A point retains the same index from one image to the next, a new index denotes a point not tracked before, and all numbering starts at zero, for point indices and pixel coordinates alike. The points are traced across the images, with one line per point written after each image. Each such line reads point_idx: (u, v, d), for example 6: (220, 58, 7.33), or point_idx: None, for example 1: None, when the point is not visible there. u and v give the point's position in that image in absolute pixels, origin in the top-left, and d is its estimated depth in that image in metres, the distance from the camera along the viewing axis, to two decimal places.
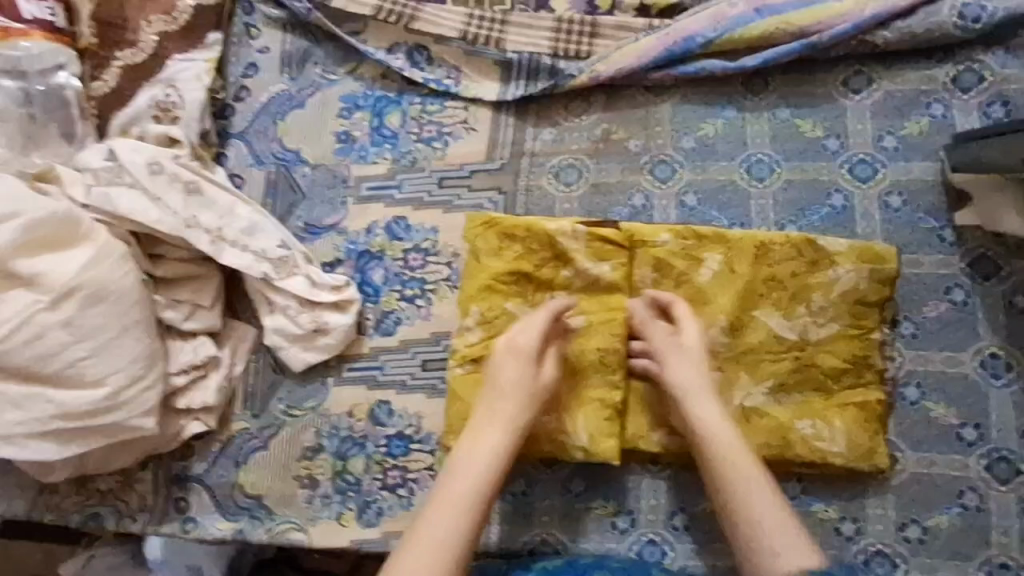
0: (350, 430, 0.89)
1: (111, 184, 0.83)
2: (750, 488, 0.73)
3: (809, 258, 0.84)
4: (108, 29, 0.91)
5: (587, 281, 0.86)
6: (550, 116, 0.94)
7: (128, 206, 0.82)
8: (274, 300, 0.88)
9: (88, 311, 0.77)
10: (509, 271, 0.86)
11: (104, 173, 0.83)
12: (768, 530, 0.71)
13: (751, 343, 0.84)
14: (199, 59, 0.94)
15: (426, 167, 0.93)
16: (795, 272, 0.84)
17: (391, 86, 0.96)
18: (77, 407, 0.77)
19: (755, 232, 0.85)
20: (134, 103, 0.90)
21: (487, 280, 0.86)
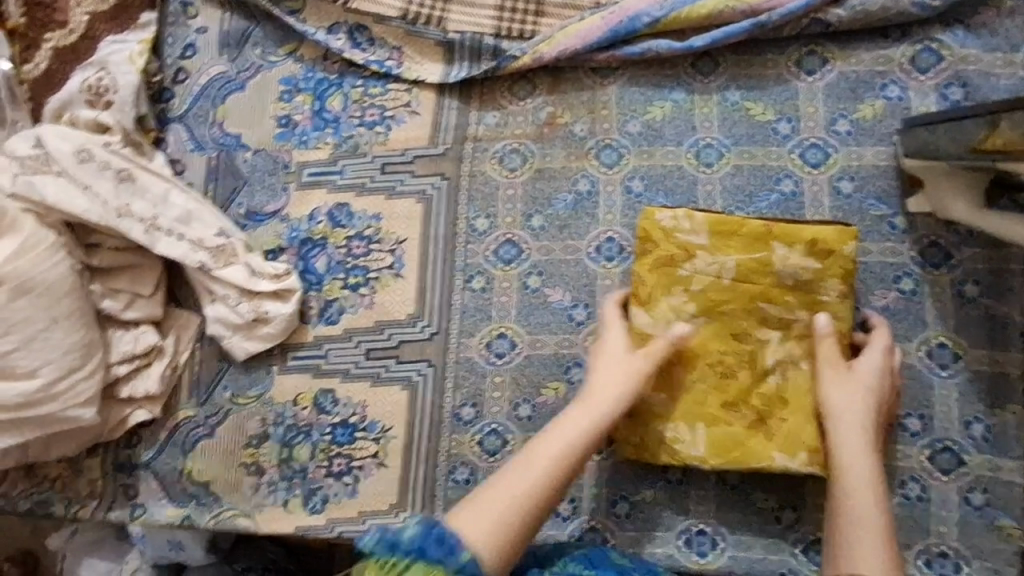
0: (295, 419, 0.90)
1: (36, 172, 0.80)
2: (869, 514, 0.65)
3: (818, 264, 0.77)
4: (37, 10, 0.91)
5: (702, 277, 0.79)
6: (494, 99, 0.91)
7: (53, 195, 0.79)
8: (214, 289, 0.87)
9: (16, 303, 0.76)
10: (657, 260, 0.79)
11: (31, 160, 0.80)
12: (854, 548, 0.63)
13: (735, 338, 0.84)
14: (133, 42, 0.92)
15: (368, 152, 0.91)
16: (808, 274, 0.77)
17: (333, 68, 0.93)
18: (9, 399, 0.76)
19: (748, 221, 0.78)
20: (66, 87, 0.89)
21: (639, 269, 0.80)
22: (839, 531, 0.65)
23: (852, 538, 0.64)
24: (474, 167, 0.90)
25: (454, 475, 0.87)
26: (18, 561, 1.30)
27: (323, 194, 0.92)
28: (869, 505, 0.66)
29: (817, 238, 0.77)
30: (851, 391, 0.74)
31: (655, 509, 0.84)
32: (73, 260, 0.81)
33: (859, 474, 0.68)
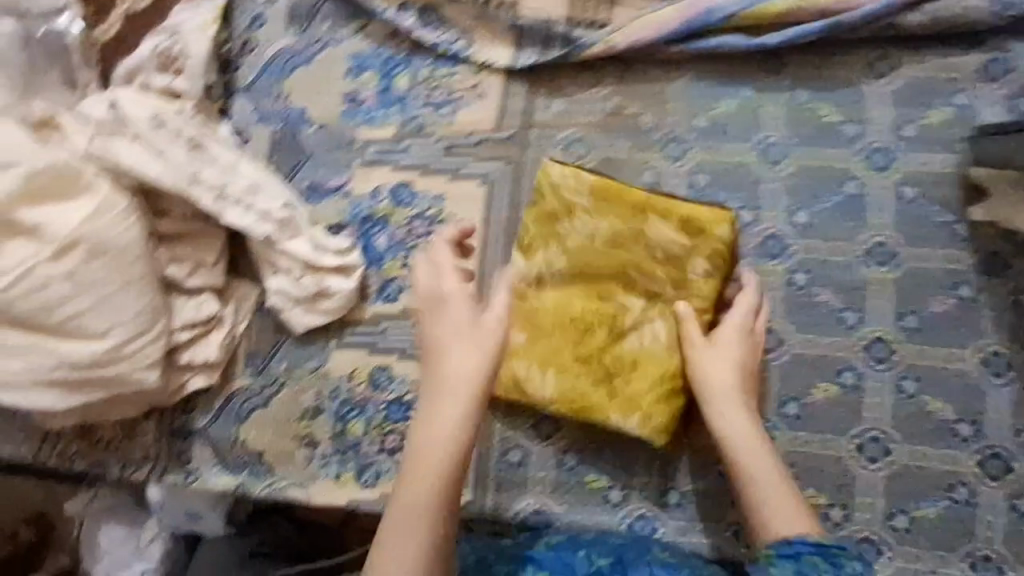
0: (350, 394, 0.90)
1: (113, 135, 0.80)
2: (769, 474, 0.70)
3: (688, 241, 0.79)
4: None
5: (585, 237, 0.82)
6: (560, 88, 0.90)
7: (130, 159, 0.79)
8: (277, 262, 0.87)
9: (91, 264, 0.76)
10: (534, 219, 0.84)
11: (107, 123, 0.80)
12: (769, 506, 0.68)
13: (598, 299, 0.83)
14: (204, 10, 0.91)
15: (434, 134, 0.91)
16: (614, 236, 0.81)
17: (401, 47, 0.93)
18: (80, 358, 0.77)
19: (677, 205, 0.80)
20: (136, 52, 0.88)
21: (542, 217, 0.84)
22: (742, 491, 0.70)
23: (766, 490, 0.69)
24: (540, 154, 0.90)
25: (507, 457, 0.89)
26: (32, 522, 1.35)
27: (386, 172, 0.91)
28: (749, 465, 0.71)
29: (692, 215, 0.79)
30: (721, 354, 0.77)
31: (705, 504, 0.86)
32: (144, 224, 0.81)
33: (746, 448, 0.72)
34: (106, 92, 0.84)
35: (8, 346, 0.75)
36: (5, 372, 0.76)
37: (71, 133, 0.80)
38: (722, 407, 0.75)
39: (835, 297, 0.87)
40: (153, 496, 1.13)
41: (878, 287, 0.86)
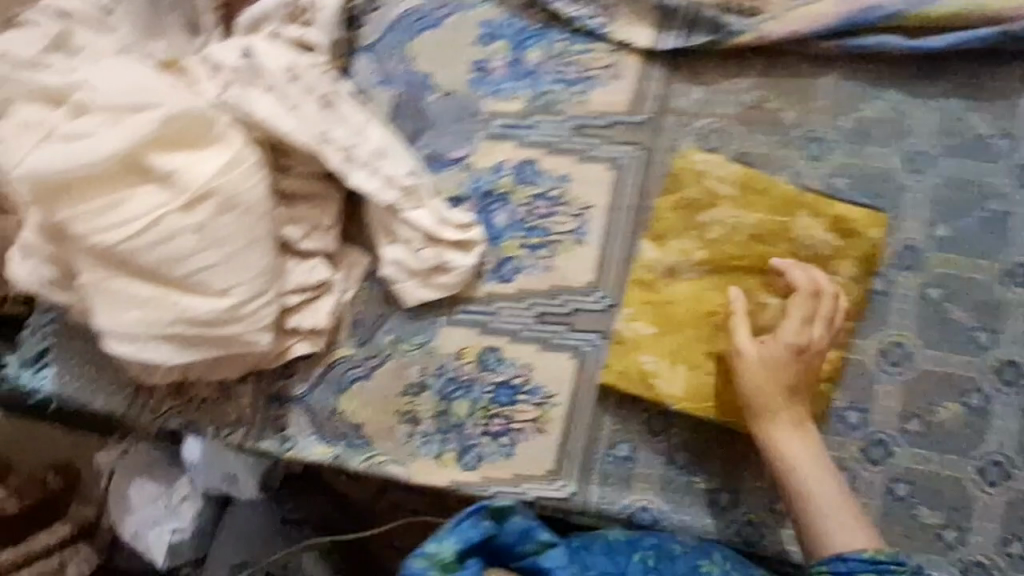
0: (457, 373, 0.87)
1: (246, 86, 0.76)
2: (826, 496, 0.72)
3: (838, 241, 0.78)
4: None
5: (728, 227, 0.80)
6: (702, 75, 0.87)
7: (264, 111, 0.75)
8: (396, 230, 0.84)
9: (221, 219, 0.72)
10: (674, 206, 0.82)
11: (238, 72, 0.76)
12: (830, 526, 0.71)
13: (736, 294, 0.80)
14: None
15: (564, 111, 0.87)
16: (759, 230, 0.80)
17: (537, 18, 0.89)
18: (201, 316, 0.74)
19: (829, 205, 0.79)
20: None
21: (686, 206, 0.82)
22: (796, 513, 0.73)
23: (826, 511, 0.72)
24: (675, 142, 0.86)
25: (614, 450, 0.86)
26: (59, 469, 1.42)
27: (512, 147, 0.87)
28: (798, 486, 0.73)
29: (846, 216, 0.79)
30: (761, 368, 0.75)
31: None
32: (269, 180, 0.76)
33: (798, 465, 0.73)
34: (236, 40, 0.80)
35: (130, 297, 0.72)
36: (122, 323, 0.73)
37: (201, 81, 0.77)
38: (769, 424, 0.75)
39: (969, 314, 0.83)
40: (194, 453, 1.20)
41: (1017, 309, 0.83)
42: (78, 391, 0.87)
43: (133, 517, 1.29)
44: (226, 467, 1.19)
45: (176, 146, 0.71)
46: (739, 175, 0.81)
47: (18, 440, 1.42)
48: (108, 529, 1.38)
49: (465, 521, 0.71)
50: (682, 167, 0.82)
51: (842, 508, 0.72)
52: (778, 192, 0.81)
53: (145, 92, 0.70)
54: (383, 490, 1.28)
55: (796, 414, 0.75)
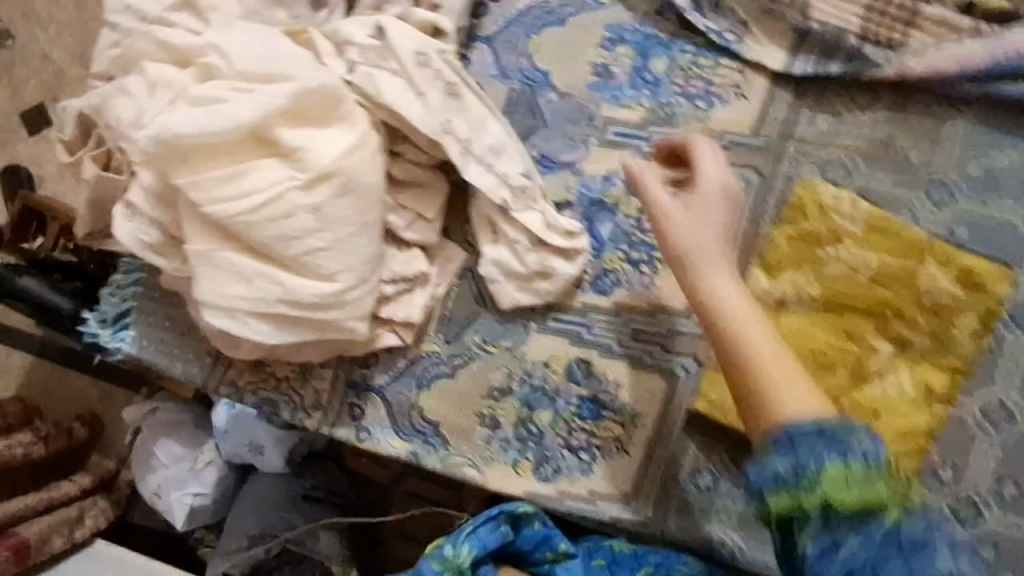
0: (544, 381, 0.85)
1: (376, 65, 0.75)
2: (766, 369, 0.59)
3: (960, 292, 0.76)
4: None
5: (848, 265, 0.78)
6: (831, 103, 0.84)
7: (390, 96, 0.73)
8: (501, 230, 0.81)
9: (338, 201, 0.69)
10: (791, 238, 0.80)
11: (370, 52, 0.75)
12: (774, 386, 0.58)
13: (847, 334, 0.78)
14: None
15: (682, 126, 0.84)
16: (880, 271, 0.77)
17: (665, 26, 0.85)
18: (305, 298, 0.71)
19: (955, 255, 0.77)
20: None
21: (804, 238, 0.79)
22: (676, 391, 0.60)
23: (770, 374, 0.59)
24: (797, 170, 0.83)
25: (696, 479, 0.84)
26: (86, 421, 1.42)
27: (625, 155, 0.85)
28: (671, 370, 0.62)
29: (973, 268, 0.76)
30: (703, 226, 0.69)
31: None
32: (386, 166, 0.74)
33: (735, 310, 0.63)
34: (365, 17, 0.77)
35: (236, 271, 0.70)
36: (227, 297, 0.70)
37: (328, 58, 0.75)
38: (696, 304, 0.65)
39: None
40: (221, 417, 1.17)
41: None
42: (156, 356, 0.86)
43: (155, 477, 1.23)
44: (250, 435, 1.17)
45: (304, 119, 0.69)
46: (865, 213, 0.78)
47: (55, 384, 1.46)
48: (127, 483, 1.39)
49: (484, 525, 0.83)
50: (805, 198, 0.80)
51: (781, 364, 0.59)
52: (903, 234, 0.78)
53: (276, 61, 0.68)
54: (404, 472, 1.27)
55: (731, 270, 0.66)
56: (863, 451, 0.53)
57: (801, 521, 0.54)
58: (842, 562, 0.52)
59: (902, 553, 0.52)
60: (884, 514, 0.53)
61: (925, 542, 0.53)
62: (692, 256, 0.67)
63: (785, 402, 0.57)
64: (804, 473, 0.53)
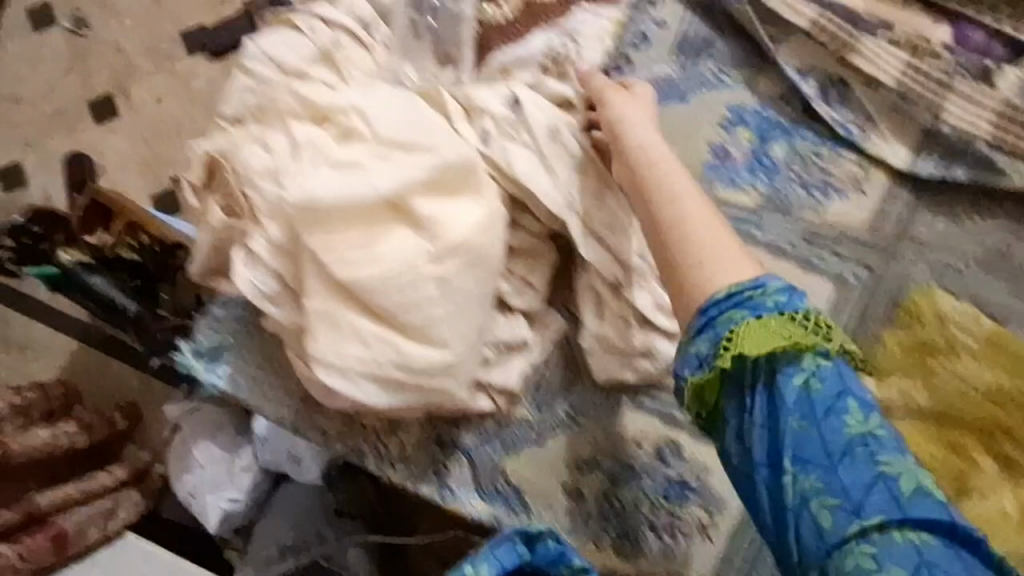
0: (631, 458, 0.85)
1: (507, 136, 0.75)
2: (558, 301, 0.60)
3: None
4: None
5: (962, 378, 0.76)
6: (951, 207, 0.82)
7: (525, 171, 0.74)
8: (608, 303, 0.81)
9: (464, 273, 0.69)
10: (903, 343, 0.79)
11: (503, 122, 0.75)
12: (711, 253, 0.59)
13: (953, 447, 0.75)
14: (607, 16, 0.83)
15: (797, 215, 0.83)
16: (995, 390, 0.75)
17: (788, 111, 0.85)
18: (420, 365, 0.71)
19: None
20: (526, 41, 0.82)
21: (916, 345, 0.78)
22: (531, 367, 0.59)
23: (690, 237, 0.61)
24: (912, 272, 0.81)
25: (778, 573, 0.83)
26: (125, 411, 1.32)
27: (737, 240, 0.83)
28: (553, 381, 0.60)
29: None
30: (642, 114, 0.73)
31: None
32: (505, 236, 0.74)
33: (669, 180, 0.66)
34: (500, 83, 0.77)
35: (355, 331, 0.70)
36: (344, 357, 0.70)
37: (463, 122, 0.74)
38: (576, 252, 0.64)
39: None
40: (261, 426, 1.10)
41: None
42: (248, 393, 0.86)
43: (189, 477, 1.12)
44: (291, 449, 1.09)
45: (437, 191, 0.69)
46: (982, 330, 0.77)
47: (94, 368, 1.36)
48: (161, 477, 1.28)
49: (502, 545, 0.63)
50: (922, 306, 0.80)
51: (711, 229, 0.61)
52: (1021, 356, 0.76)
53: (419, 132, 0.69)
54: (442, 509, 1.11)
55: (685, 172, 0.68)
56: (773, 299, 0.55)
57: (734, 380, 0.56)
58: (747, 425, 0.55)
59: (808, 418, 0.53)
60: (795, 372, 0.54)
61: (891, 445, 0.52)
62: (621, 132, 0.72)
63: (711, 269, 0.59)
64: (721, 343, 0.55)
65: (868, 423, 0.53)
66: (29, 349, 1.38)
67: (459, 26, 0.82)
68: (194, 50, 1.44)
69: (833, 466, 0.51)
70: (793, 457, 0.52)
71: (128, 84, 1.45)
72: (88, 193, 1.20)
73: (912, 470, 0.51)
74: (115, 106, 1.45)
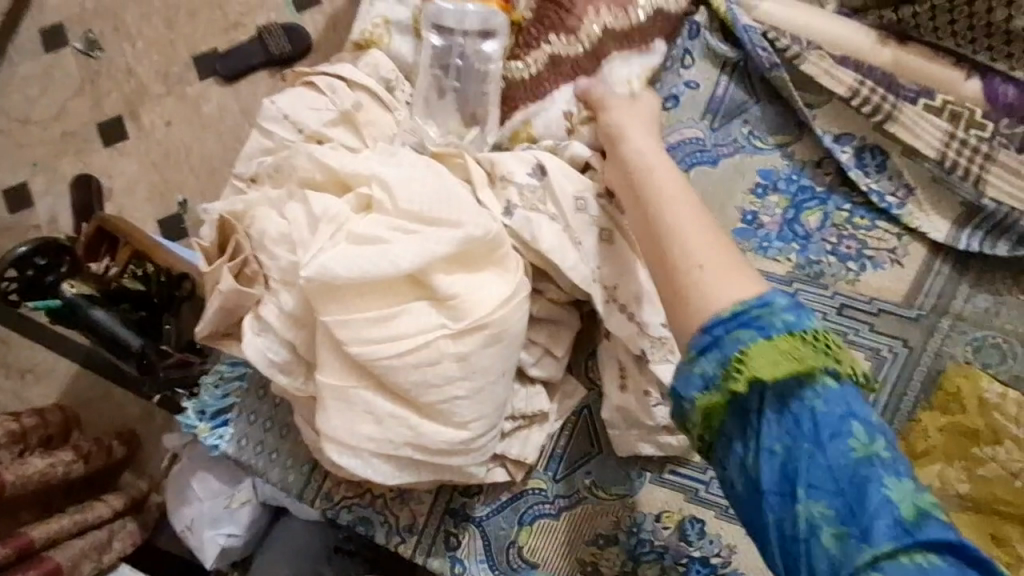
0: (653, 535, 0.81)
1: (533, 208, 0.74)
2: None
3: None
4: (550, 6, 0.84)
5: (1005, 469, 0.71)
6: (992, 282, 0.79)
7: (549, 242, 0.73)
8: (632, 375, 0.78)
9: (484, 351, 0.66)
10: (942, 428, 0.74)
11: (529, 192, 0.75)
12: (709, 264, 0.58)
13: (994, 538, 0.71)
14: (636, 66, 0.82)
15: (829, 286, 0.81)
16: None
17: (822, 178, 0.82)
18: (436, 445, 0.68)
19: None
20: (553, 96, 0.82)
21: (956, 430, 0.74)
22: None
23: (690, 250, 0.59)
24: (951, 352, 0.78)
25: None
26: (124, 439, 1.27)
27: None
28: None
29: None
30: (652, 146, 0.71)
31: None
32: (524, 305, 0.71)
33: (663, 193, 0.65)
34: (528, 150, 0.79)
35: (369, 410, 0.67)
36: (357, 436, 0.67)
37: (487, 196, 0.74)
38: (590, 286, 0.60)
39: None
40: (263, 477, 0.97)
41: None
42: (254, 456, 0.82)
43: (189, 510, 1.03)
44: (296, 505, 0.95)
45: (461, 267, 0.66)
46: None
47: (98, 394, 1.33)
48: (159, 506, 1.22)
49: None
50: (961, 387, 0.75)
51: (710, 242, 0.60)
52: None
53: (441, 201, 0.65)
54: None
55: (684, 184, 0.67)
56: (781, 319, 0.52)
57: (741, 404, 0.51)
58: (755, 453, 0.50)
59: (814, 440, 0.48)
60: (805, 389, 0.50)
61: (895, 468, 0.47)
62: (622, 144, 0.72)
63: (712, 281, 0.56)
64: (730, 364, 0.51)
65: (874, 448, 0.48)
66: (30, 374, 1.34)
67: (486, 88, 0.85)
68: (205, 76, 1.41)
69: (842, 492, 0.46)
70: (806, 485, 0.47)
71: (139, 108, 1.42)
72: (95, 222, 1.22)
73: (919, 495, 0.46)
74: (124, 130, 1.42)
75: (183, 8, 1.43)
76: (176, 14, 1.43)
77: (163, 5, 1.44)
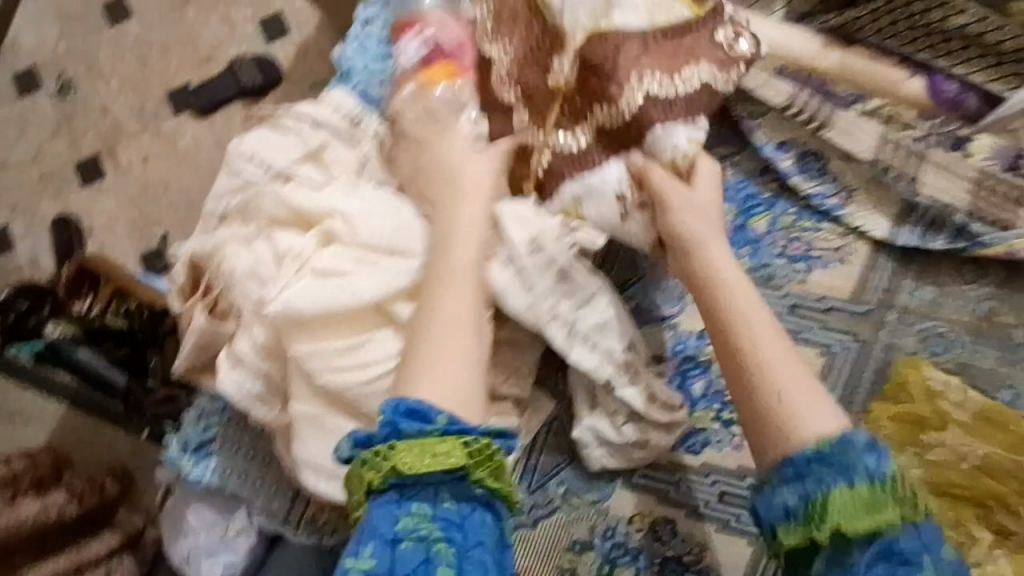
0: (626, 538, 0.83)
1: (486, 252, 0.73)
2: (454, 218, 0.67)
3: None
4: (591, 76, 0.78)
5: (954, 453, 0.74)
6: (935, 275, 0.83)
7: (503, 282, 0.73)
8: (598, 387, 0.81)
9: None
10: (894, 418, 0.77)
11: None
12: (785, 397, 0.59)
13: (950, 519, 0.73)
14: (682, 137, 0.74)
15: (782, 287, 0.84)
16: (991, 462, 0.73)
17: (768, 185, 0.86)
18: None
19: None
20: (601, 171, 0.77)
21: (906, 419, 0.77)
22: (442, 308, 0.60)
23: (768, 374, 0.60)
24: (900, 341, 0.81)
25: None
26: (117, 476, 1.27)
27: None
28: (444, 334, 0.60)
29: None
30: (694, 212, 0.70)
31: None
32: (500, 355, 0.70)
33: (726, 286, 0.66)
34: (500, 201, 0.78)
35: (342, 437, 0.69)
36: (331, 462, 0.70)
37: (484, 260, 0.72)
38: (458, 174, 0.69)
39: None
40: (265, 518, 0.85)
41: None
42: (236, 488, 0.85)
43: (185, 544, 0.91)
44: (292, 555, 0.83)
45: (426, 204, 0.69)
46: (979, 405, 0.75)
47: (87, 434, 1.33)
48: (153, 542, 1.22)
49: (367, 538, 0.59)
50: (909, 377, 0.78)
51: (783, 355, 0.62)
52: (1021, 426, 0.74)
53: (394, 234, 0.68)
54: None
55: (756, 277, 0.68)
56: (863, 463, 0.55)
57: (829, 552, 0.55)
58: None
59: (889, 561, 0.53)
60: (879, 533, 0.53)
61: None
62: (672, 210, 0.71)
63: (801, 416, 0.58)
64: (811, 501, 0.55)
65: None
66: (19, 417, 1.35)
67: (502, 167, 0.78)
68: (179, 110, 1.44)
69: None
70: None
71: (116, 145, 1.45)
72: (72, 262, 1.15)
73: None
74: (102, 168, 1.44)
75: (154, 45, 1.47)
76: (148, 51, 1.47)
77: (134, 43, 1.47)
